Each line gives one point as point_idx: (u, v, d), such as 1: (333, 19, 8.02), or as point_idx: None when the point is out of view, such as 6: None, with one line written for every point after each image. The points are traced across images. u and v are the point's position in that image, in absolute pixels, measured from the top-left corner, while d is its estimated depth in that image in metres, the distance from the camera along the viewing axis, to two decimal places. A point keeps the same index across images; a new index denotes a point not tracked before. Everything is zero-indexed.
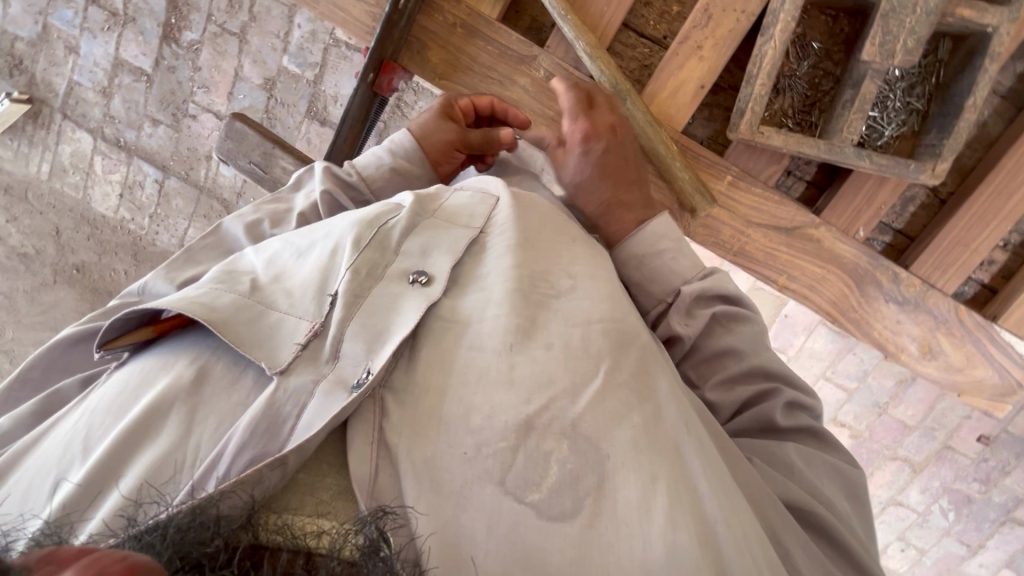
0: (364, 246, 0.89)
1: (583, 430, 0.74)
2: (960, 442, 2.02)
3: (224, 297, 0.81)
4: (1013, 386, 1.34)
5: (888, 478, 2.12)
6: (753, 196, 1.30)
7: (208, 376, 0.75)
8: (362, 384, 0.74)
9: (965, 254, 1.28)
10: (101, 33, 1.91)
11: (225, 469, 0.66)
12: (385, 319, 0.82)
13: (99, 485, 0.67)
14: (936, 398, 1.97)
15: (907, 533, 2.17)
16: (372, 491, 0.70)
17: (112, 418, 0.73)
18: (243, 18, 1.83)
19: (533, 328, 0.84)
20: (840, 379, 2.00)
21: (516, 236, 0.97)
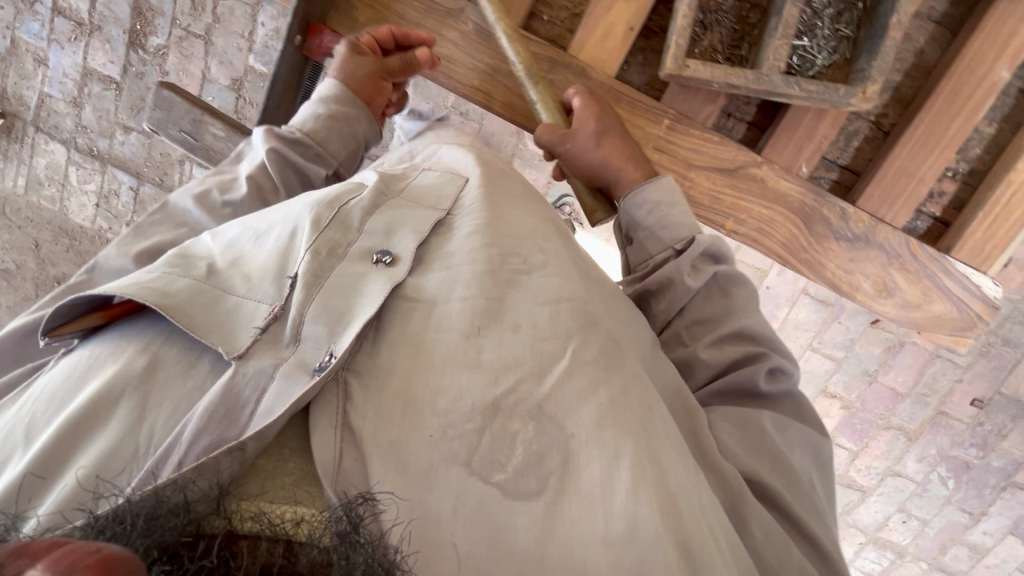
0: (324, 227, 0.78)
1: (549, 409, 0.69)
2: (953, 407, 1.99)
3: (178, 281, 0.72)
4: (972, 321, 1.32)
5: (884, 448, 2.08)
6: (690, 138, 1.28)
7: (162, 362, 0.67)
8: (325, 366, 0.66)
9: (910, 184, 1.26)
10: (68, 44, 1.93)
11: (181, 457, 0.60)
12: (347, 300, 0.73)
13: (43, 479, 0.60)
14: (925, 363, 1.94)
15: (907, 503, 2.13)
16: (337, 475, 0.64)
17: (58, 406, 0.65)
18: (206, 19, 1.83)
19: (501, 308, 0.77)
20: (827, 350, 1.98)
21: (483, 209, 0.88)
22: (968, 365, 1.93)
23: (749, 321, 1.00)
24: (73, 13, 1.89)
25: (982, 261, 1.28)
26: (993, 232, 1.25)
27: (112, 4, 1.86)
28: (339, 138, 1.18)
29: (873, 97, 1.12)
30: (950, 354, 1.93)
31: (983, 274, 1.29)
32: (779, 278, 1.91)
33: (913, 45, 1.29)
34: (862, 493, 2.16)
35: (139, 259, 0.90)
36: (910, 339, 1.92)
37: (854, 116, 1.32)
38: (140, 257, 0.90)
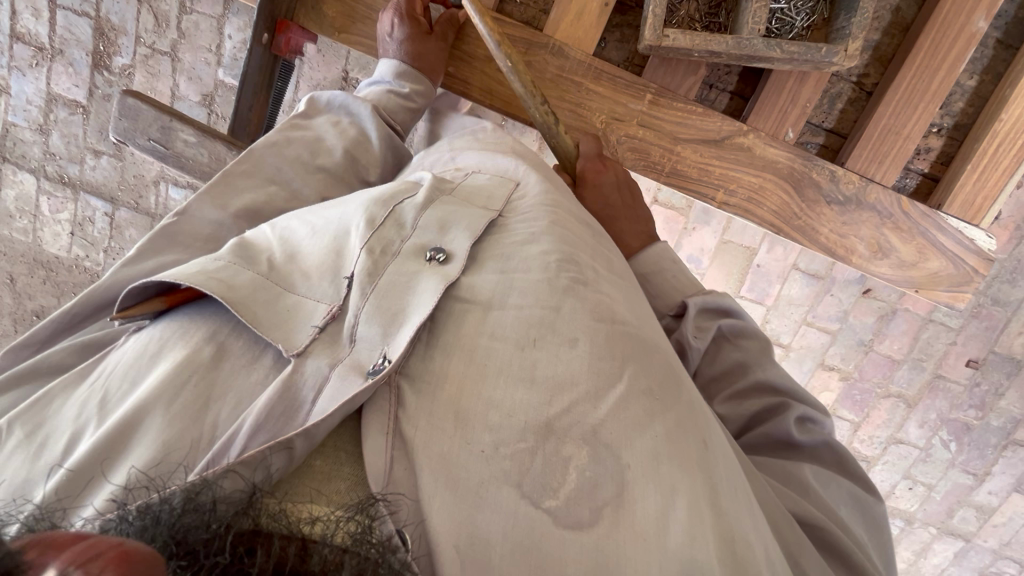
0: (378, 226, 0.74)
1: (605, 437, 0.62)
2: (950, 369, 2.00)
3: (240, 273, 0.68)
4: (969, 275, 1.33)
5: (885, 417, 2.08)
6: (676, 112, 1.28)
7: (228, 352, 0.63)
8: (380, 369, 0.63)
9: (899, 141, 1.27)
10: (30, 70, 1.88)
11: (239, 451, 0.57)
12: (401, 300, 0.68)
13: (101, 463, 0.56)
14: (918, 328, 1.96)
15: (913, 470, 2.14)
16: (386, 481, 0.60)
17: (123, 387, 0.61)
18: (172, 36, 1.79)
19: (554, 320, 0.69)
20: (821, 322, 1.98)
21: (542, 214, 0.81)
22: (961, 327, 1.95)
23: (764, 372, 0.90)
24: (33, 38, 1.84)
25: (975, 213, 1.29)
26: (982, 183, 1.27)
27: (73, 26, 1.81)
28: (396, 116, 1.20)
29: (855, 54, 1.13)
30: (942, 318, 1.95)
31: (977, 228, 1.30)
32: (769, 255, 1.91)
33: (890, 2, 1.29)
34: (868, 463, 2.15)
35: (238, 218, 0.92)
36: (902, 305, 1.94)
37: (836, 78, 1.33)
38: (239, 215, 0.92)
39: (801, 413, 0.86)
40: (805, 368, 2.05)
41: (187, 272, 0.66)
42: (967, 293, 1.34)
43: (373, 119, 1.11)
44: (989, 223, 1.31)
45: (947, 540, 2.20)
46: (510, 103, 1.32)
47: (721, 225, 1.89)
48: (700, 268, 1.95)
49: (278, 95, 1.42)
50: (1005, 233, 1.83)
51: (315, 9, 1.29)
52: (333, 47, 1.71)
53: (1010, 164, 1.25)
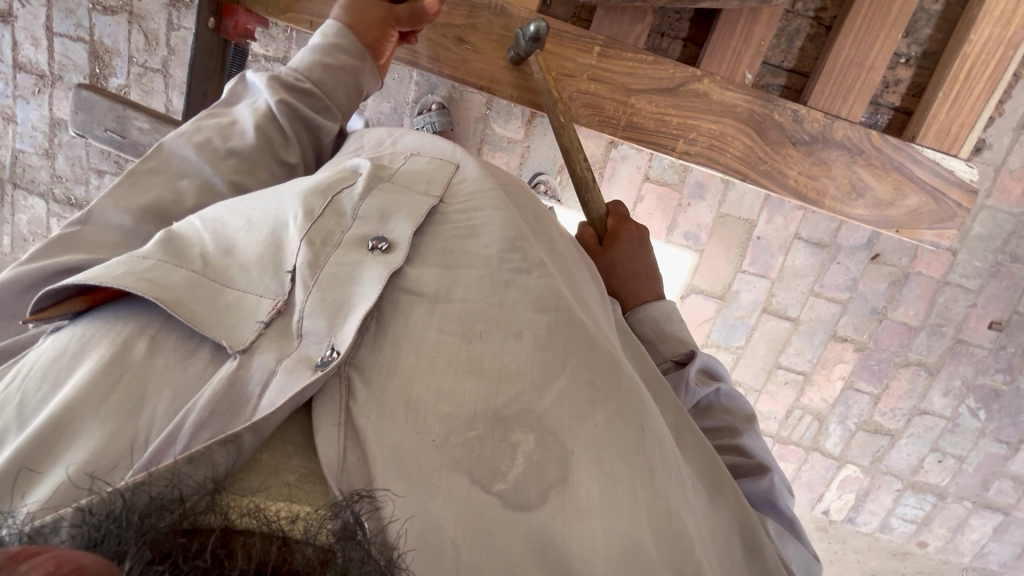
0: (317, 217, 0.69)
1: (551, 426, 0.60)
2: (971, 333, 1.92)
3: (173, 272, 0.62)
4: (953, 210, 1.27)
5: (906, 387, 2.00)
6: (626, 62, 1.25)
7: (160, 346, 0.58)
8: (329, 362, 0.58)
9: (861, 73, 1.22)
10: (33, 97, 1.96)
11: (182, 450, 0.53)
12: (345, 291, 0.64)
13: (26, 469, 0.51)
14: (934, 292, 1.88)
15: (941, 442, 2.04)
16: (340, 477, 0.54)
17: (42, 390, 0.55)
18: (161, 53, 1.84)
19: (500, 310, 0.67)
20: (830, 293, 1.91)
21: (489, 198, 0.78)
22: (980, 288, 1.87)
23: (748, 438, 0.89)
24: (34, 66, 1.92)
25: (952, 143, 1.24)
26: (958, 109, 1.21)
27: (70, 52, 1.88)
28: (344, 89, 1.09)
29: None
30: (959, 280, 1.87)
31: (955, 158, 1.24)
32: (768, 226, 1.86)
33: None
34: (891, 437, 2.06)
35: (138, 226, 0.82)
36: (914, 269, 1.87)
37: (792, 15, 1.27)
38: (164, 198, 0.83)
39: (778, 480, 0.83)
40: (817, 342, 1.98)
41: (111, 272, 0.60)
42: (952, 230, 1.28)
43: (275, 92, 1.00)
44: (967, 153, 1.26)
45: (984, 515, 2.12)
46: (459, 66, 1.31)
47: (716, 199, 1.85)
48: (699, 244, 1.91)
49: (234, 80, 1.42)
50: (1017, 186, 1.76)
51: None
52: None
53: (985, 88, 1.20)
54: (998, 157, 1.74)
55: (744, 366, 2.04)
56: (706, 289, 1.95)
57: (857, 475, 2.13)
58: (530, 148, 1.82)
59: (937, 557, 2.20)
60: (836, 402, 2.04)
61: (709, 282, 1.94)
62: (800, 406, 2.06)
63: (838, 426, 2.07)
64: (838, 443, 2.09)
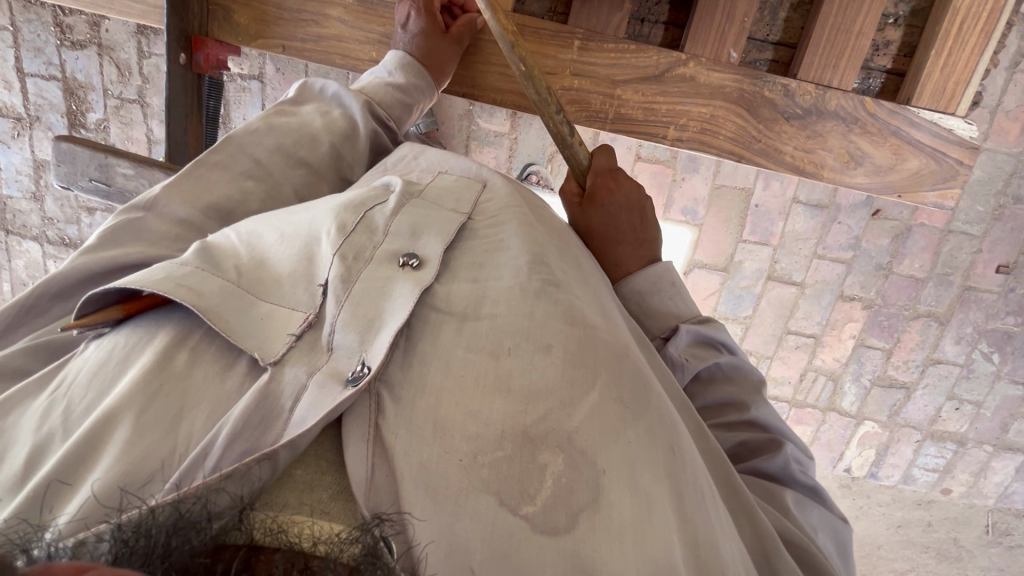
0: (350, 232, 0.70)
1: (581, 444, 0.58)
2: (979, 279, 1.91)
3: (210, 280, 0.62)
4: (954, 170, 1.21)
5: (918, 339, 1.99)
6: (609, 55, 1.20)
7: (200, 358, 0.58)
8: (360, 377, 0.57)
9: (850, 40, 1.15)
10: (12, 141, 1.94)
11: (213, 467, 0.52)
12: (375, 305, 0.63)
13: (68, 476, 0.50)
14: (938, 242, 1.87)
15: (957, 390, 2.05)
16: (368, 491, 0.54)
17: (88, 397, 0.55)
18: (136, 82, 1.82)
19: (528, 324, 0.65)
20: (834, 254, 1.90)
21: (510, 220, 0.77)
22: (984, 234, 1.86)
23: (759, 410, 0.85)
24: (10, 110, 1.90)
25: (948, 101, 1.16)
26: (952, 66, 1.14)
27: (44, 92, 1.86)
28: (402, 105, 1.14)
29: None
30: (962, 227, 1.86)
31: (953, 117, 1.17)
32: (766, 193, 1.84)
33: None
34: (907, 390, 2.06)
35: None
36: (917, 221, 1.85)
37: None
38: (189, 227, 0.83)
39: (792, 454, 0.81)
40: (825, 303, 1.97)
41: (151, 277, 0.59)
42: (957, 188, 1.22)
43: (364, 114, 1.04)
44: (965, 109, 1.19)
45: (1005, 456, 2.13)
46: None
47: (711, 171, 1.83)
48: (697, 218, 1.89)
49: (212, 114, 1.41)
50: (1015, 126, 1.73)
51: (227, 21, 1.25)
52: (291, 65, 1.76)
53: (978, 44, 1.12)
54: (993, 99, 1.71)
55: (754, 335, 2.03)
56: (709, 263, 1.94)
57: (876, 430, 2.13)
58: (519, 140, 1.80)
59: (962, 502, 2.23)
60: (849, 360, 2.04)
61: (712, 256, 1.93)
62: (813, 368, 2.06)
63: (852, 384, 2.07)
64: (855, 401, 2.09)
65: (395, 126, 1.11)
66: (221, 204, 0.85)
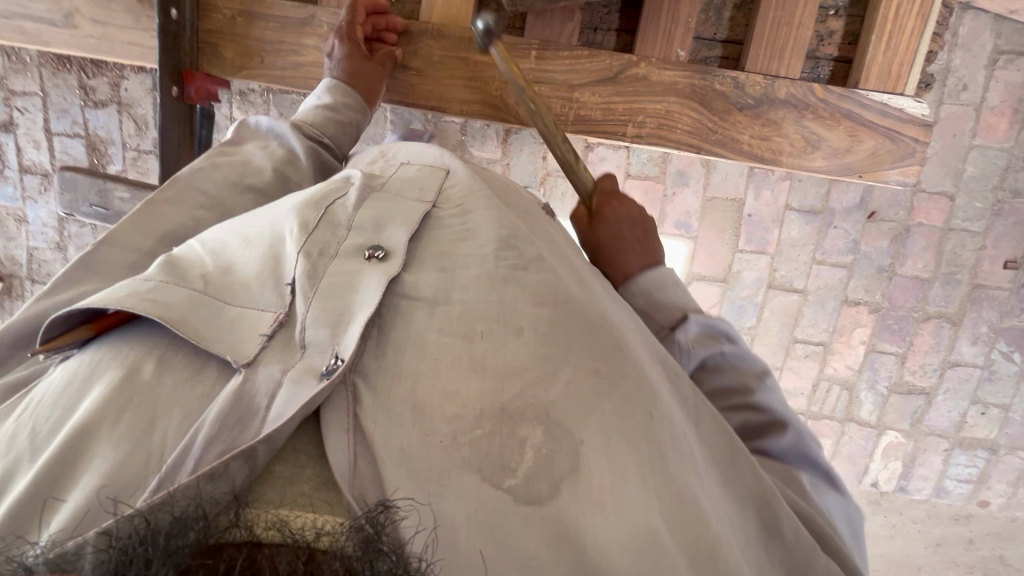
0: (312, 230, 0.69)
1: (558, 417, 0.58)
2: (988, 277, 1.88)
3: (177, 291, 0.61)
4: (911, 147, 1.22)
5: (932, 341, 1.94)
6: (563, 60, 1.25)
7: (168, 365, 0.56)
8: (334, 370, 0.56)
9: (792, 31, 1.20)
10: (41, 196, 2.09)
11: (194, 466, 0.50)
12: (345, 298, 0.63)
13: (46, 500, 0.49)
14: (939, 241, 1.85)
15: (980, 393, 1.97)
16: (352, 481, 0.53)
17: (55, 416, 0.54)
18: (151, 134, 1.95)
19: (499, 305, 0.65)
20: (834, 259, 1.89)
21: (477, 208, 0.78)
22: (987, 229, 1.84)
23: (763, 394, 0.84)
24: (38, 167, 2.05)
25: (895, 82, 1.21)
26: (893, 50, 1.19)
27: (68, 148, 2.00)
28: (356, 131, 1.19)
29: None
30: (963, 224, 1.84)
31: (901, 96, 1.21)
32: (758, 202, 1.86)
33: None
34: (927, 396, 1.99)
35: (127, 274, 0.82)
36: (915, 221, 1.84)
37: None
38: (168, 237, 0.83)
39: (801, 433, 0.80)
40: (830, 310, 1.94)
41: (117, 295, 0.59)
42: (915, 166, 1.23)
43: (300, 138, 1.07)
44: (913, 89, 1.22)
45: None
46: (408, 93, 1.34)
47: (701, 183, 1.86)
48: (691, 231, 1.91)
49: (204, 142, 1.43)
50: (1003, 121, 1.75)
51: (215, 56, 1.36)
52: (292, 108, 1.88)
53: (916, 25, 1.17)
54: (976, 96, 1.73)
55: (760, 346, 1.99)
56: (707, 274, 1.94)
57: (899, 440, 2.05)
58: (510, 165, 1.87)
59: (1002, 515, 2.10)
60: (861, 367, 1.98)
61: (710, 267, 1.93)
62: (826, 378, 2.00)
63: (869, 392, 2.00)
64: (873, 410, 2.02)
65: (332, 143, 1.15)
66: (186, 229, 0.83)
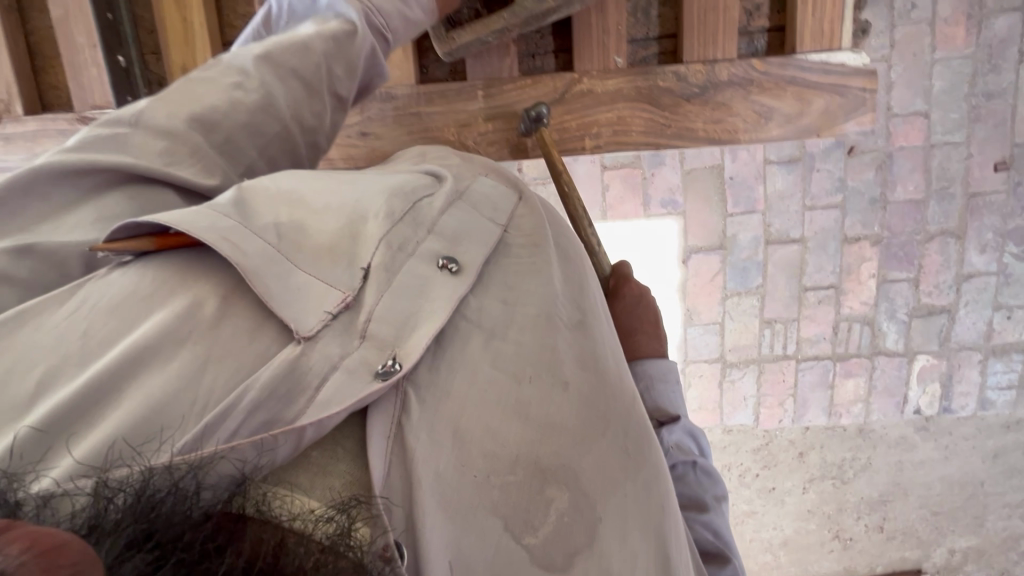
0: (395, 220, 0.68)
1: (585, 484, 0.62)
2: (981, 183, 1.87)
3: (252, 240, 0.61)
4: (860, 97, 1.25)
5: (941, 258, 1.93)
6: (510, 93, 1.26)
7: (229, 316, 0.58)
8: (389, 373, 0.58)
9: (719, 15, 1.19)
10: None
11: (230, 431, 0.52)
12: (413, 304, 0.64)
13: (89, 401, 0.52)
14: (924, 159, 1.85)
15: (1000, 298, 1.97)
16: (383, 483, 0.56)
17: (110, 326, 0.56)
18: None
19: (550, 366, 0.66)
20: (825, 201, 1.89)
21: (548, 252, 0.77)
22: (968, 137, 1.83)
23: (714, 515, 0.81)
24: None
25: (830, 39, 1.22)
26: (821, 11, 1.19)
27: None
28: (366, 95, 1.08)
29: None
30: (943, 137, 1.83)
31: (839, 50, 1.23)
32: (736, 164, 1.87)
33: None
34: (948, 313, 1.98)
35: None
36: (895, 146, 1.84)
37: None
38: None
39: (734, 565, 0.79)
40: (832, 251, 1.93)
41: (197, 223, 0.60)
42: (869, 112, 1.26)
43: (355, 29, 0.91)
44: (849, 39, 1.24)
45: None
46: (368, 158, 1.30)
47: (677, 158, 1.88)
48: (678, 207, 1.92)
49: None
50: (959, 29, 1.74)
51: None
52: None
53: None
54: (927, 11, 1.73)
55: (772, 302, 1.99)
56: (703, 245, 1.94)
57: (931, 362, 2.03)
58: None
59: None
60: (877, 300, 1.97)
61: (705, 238, 1.93)
62: (845, 318, 1.99)
63: (890, 322, 1.99)
64: (898, 339, 2.01)
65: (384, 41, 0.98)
66: (206, 115, 0.78)
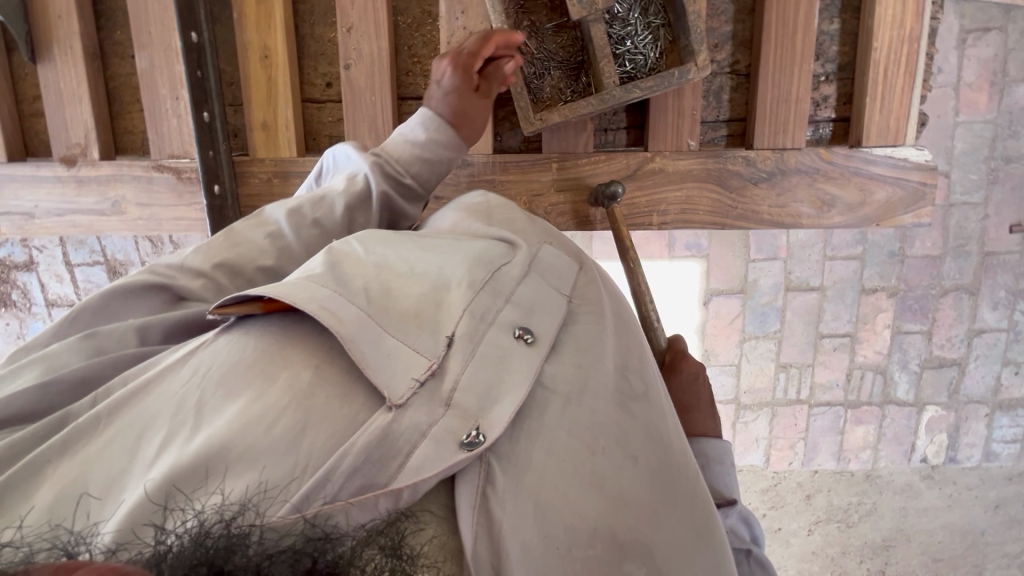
0: (479, 289, 0.58)
1: (663, 566, 0.52)
2: (996, 244, 1.93)
3: (347, 304, 0.53)
4: (920, 191, 1.20)
5: (954, 313, 1.98)
6: (584, 168, 1.19)
7: (325, 377, 0.50)
8: (475, 444, 0.49)
9: (793, 107, 1.14)
10: None
11: (331, 496, 0.45)
12: (497, 376, 0.53)
13: (191, 474, 0.44)
14: (943, 218, 1.90)
15: (1010, 354, 2.02)
16: (472, 546, 0.47)
17: (218, 393, 0.49)
18: (169, 250, 2.02)
19: (623, 428, 0.56)
20: (845, 252, 1.94)
21: (610, 320, 0.66)
22: (986, 199, 1.89)
23: None
24: (63, 300, 2.07)
25: (895, 135, 1.16)
26: (889, 106, 1.14)
27: (91, 277, 2.04)
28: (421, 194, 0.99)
29: (707, 64, 1.02)
30: (963, 198, 1.89)
31: (904, 147, 1.17)
32: None
33: None
34: (959, 366, 2.03)
35: None
36: None
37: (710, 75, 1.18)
38: None
39: None
40: (850, 301, 1.97)
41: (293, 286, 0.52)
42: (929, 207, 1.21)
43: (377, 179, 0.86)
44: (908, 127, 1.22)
45: None
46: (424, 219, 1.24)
47: None
48: (702, 250, 1.95)
49: None
50: (982, 95, 1.81)
51: None
52: None
53: (905, 82, 1.13)
54: (951, 78, 1.80)
55: (788, 347, 2.02)
56: (725, 288, 1.98)
57: (940, 414, 2.08)
58: None
59: None
60: (890, 350, 2.02)
61: (726, 281, 1.97)
62: (858, 366, 2.03)
63: (902, 372, 2.04)
64: (909, 389, 2.05)
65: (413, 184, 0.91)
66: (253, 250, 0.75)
